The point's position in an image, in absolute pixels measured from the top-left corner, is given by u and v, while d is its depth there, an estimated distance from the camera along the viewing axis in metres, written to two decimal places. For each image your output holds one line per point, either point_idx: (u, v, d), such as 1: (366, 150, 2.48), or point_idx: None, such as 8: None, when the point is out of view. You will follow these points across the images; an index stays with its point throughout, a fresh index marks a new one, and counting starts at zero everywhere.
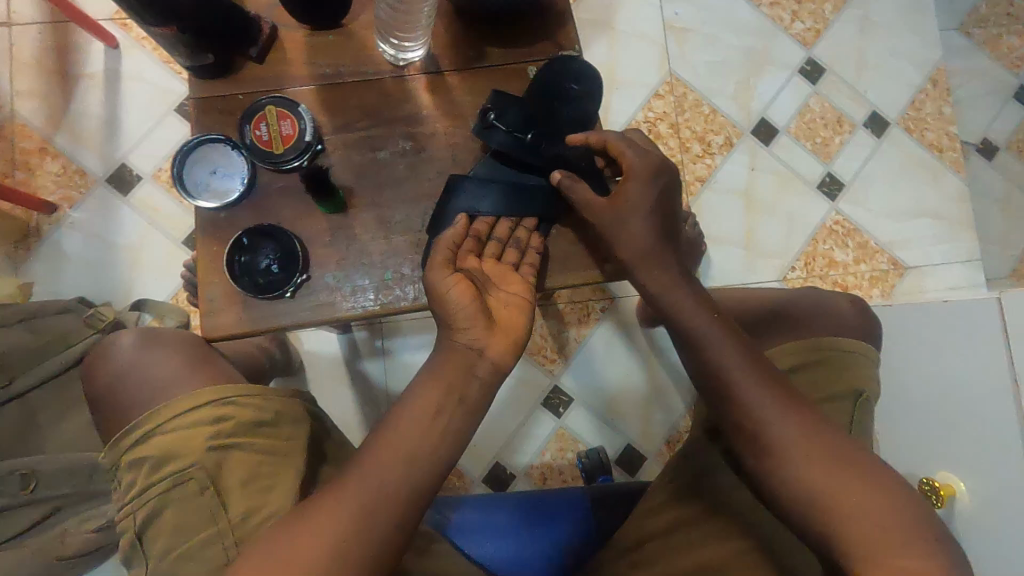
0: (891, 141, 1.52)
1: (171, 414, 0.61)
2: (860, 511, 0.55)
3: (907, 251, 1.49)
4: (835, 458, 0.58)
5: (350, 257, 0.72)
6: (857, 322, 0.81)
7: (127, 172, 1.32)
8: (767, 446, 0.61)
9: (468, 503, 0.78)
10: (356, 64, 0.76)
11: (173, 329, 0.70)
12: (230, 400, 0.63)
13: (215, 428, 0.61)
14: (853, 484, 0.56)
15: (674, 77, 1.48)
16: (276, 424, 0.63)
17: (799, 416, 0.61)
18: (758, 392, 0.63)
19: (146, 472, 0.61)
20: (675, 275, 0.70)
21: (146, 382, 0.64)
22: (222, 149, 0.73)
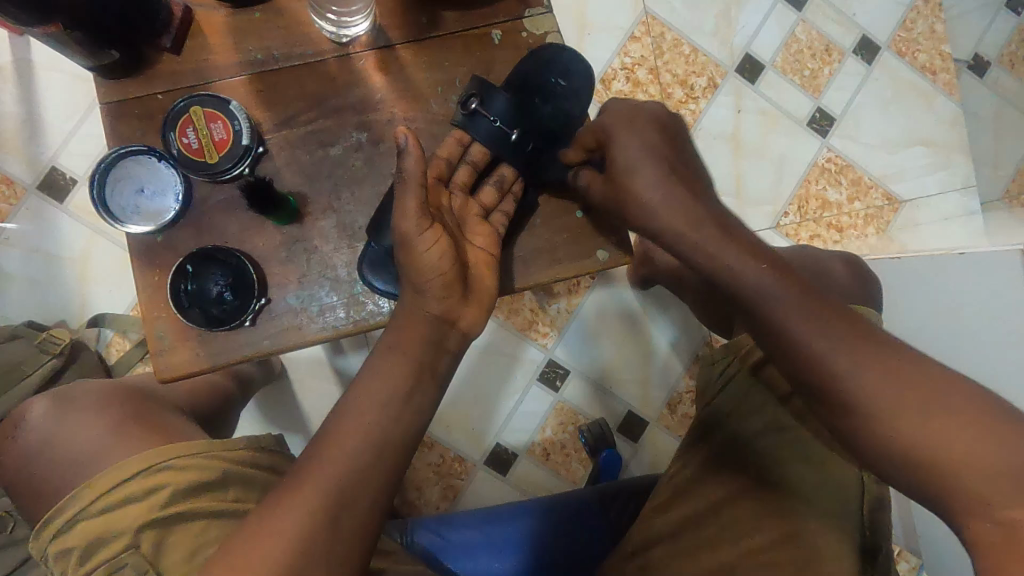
0: (882, 66, 1.43)
1: (93, 491, 0.53)
2: (982, 479, 0.42)
3: (900, 183, 1.42)
4: (935, 397, 0.45)
5: (311, 272, 0.64)
6: (854, 285, 0.75)
7: (59, 176, 1.19)
8: (846, 406, 0.48)
9: (458, 520, 0.72)
10: (290, 45, 0.65)
11: (89, 387, 0.63)
12: (161, 466, 0.54)
13: (146, 501, 0.52)
14: (971, 437, 0.43)
15: (650, 15, 1.36)
16: (222, 483, 0.54)
17: (879, 358, 0.47)
18: (818, 328, 0.49)
19: (75, 563, 0.52)
20: (717, 232, 0.55)
21: (73, 454, 0.58)
22: (147, 162, 0.63)
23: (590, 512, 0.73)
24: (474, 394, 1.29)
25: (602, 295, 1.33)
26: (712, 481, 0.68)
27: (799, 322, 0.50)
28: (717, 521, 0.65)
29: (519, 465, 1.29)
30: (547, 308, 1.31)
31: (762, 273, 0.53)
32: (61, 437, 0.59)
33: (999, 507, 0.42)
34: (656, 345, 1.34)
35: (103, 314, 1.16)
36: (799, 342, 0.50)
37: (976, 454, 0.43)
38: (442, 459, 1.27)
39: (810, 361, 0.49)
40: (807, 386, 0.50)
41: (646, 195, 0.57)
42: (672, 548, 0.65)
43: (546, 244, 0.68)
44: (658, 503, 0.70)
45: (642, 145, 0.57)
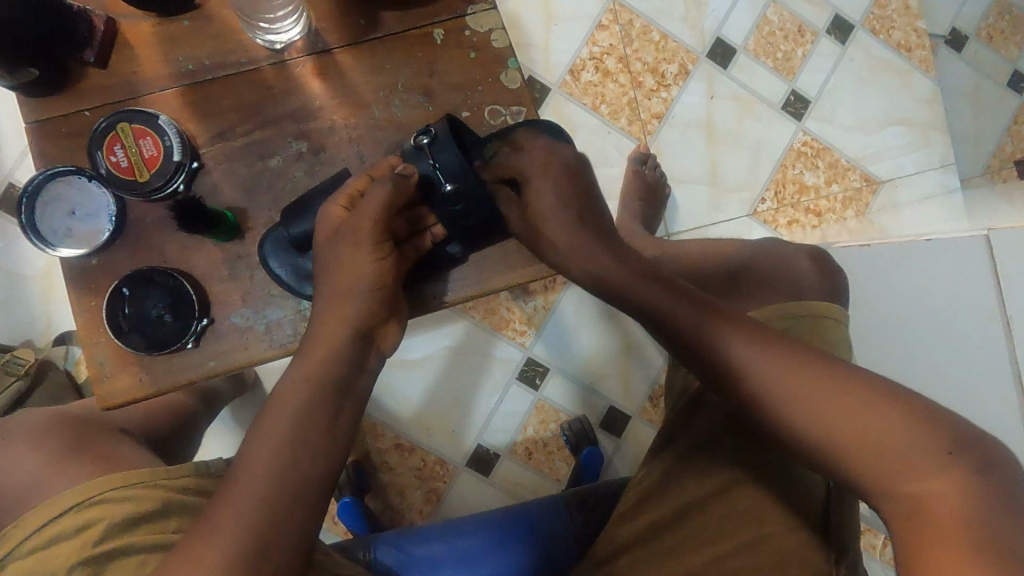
0: (856, 45, 1.41)
1: (23, 532, 0.51)
2: (877, 454, 0.43)
3: (878, 164, 1.40)
4: (825, 380, 0.46)
5: (256, 289, 0.62)
6: (820, 279, 0.73)
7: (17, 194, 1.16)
8: (753, 399, 0.48)
9: (422, 535, 0.70)
10: (223, 53, 0.62)
11: (31, 419, 0.62)
12: (95, 500, 0.52)
13: (77, 540, 0.50)
14: (855, 420, 0.44)
15: (617, 2, 1.33)
16: (156, 517, 0.53)
17: (775, 349, 0.48)
18: (720, 322, 0.50)
19: None
20: (591, 244, 0.57)
21: (13, 492, 0.56)
22: (76, 182, 0.60)
23: (551, 519, 0.72)
24: (446, 393, 1.27)
25: (578, 292, 1.31)
26: (680, 485, 0.66)
27: (696, 324, 0.51)
28: (686, 527, 0.63)
29: (501, 466, 1.28)
30: (524, 305, 1.29)
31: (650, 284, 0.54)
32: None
33: (904, 481, 0.43)
34: (636, 340, 1.32)
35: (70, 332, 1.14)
36: (704, 347, 0.50)
37: (873, 428, 0.44)
38: (423, 462, 1.26)
39: (712, 364, 0.50)
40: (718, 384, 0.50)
41: (535, 210, 0.58)
42: (642, 554, 0.63)
43: (500, 249, 0.66)
44: (619, 511, 0.68)
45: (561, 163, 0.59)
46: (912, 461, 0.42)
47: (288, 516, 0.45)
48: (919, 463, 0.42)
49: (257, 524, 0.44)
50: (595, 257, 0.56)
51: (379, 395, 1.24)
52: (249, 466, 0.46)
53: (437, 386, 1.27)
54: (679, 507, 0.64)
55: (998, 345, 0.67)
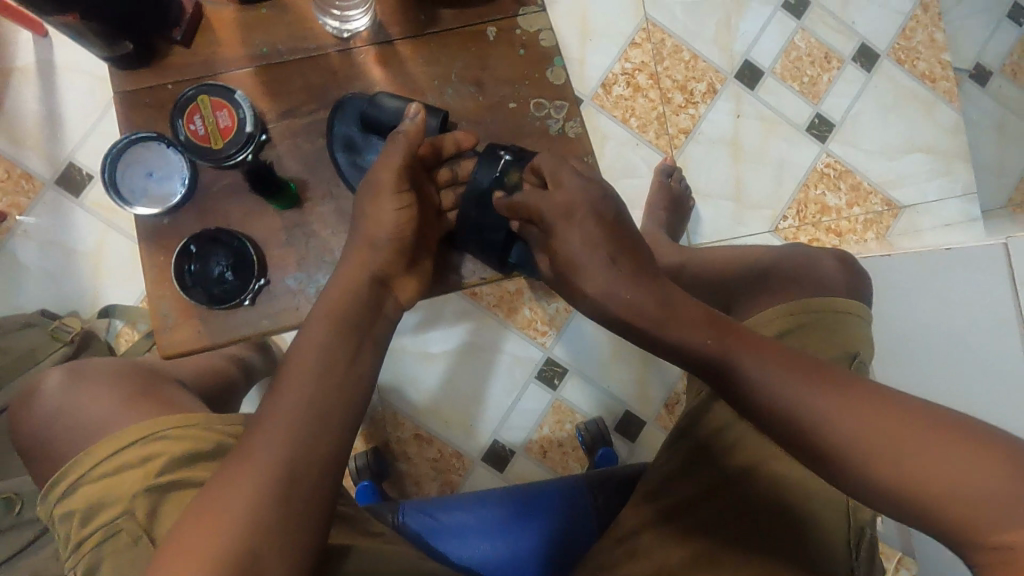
0: (881, 74, 1.45)
1: (92, 459, 0.56)
2: (970, 501, 0.39)
3: (901, 190, 1.43)
4: (899, 426, 0.42)
5: (310, 255, 0.67)
6: (845, 279, 0.76)
7: (76, 173, 1.23)
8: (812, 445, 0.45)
9: (450, 503, 0.73)
10: (295, 40, 0.68)
11: (99, 360, 0.66)
12: (159, 434, 0.56)
13: (141, 470, 0.55)
14: (938, 458, 0.40)
15: (650, 22, 1.39)
16: (213, 455, 0.56)
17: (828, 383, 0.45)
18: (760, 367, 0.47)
19: (78, 524, 0.55)
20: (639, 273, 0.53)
21: (79, 425, 0.59)
22: (155, 148, 0.66)
23: (576, 497, 0.74)
24: (461, 388, 1.31)
25: None
26: (699, 470, 0.68)
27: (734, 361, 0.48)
28: (705, 509, 0.66)
29: (516, 462, 1.30)
30: (547, 306, 1.33)
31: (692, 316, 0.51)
32: (65, 407, 0.61)
33: (986, 528, 0.38)
34: None
35: (112, 306, 1.19)
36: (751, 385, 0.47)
37: (943, 460, 0.40)
38: (441, 453, 1.29)
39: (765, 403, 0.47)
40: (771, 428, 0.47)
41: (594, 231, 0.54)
42: (662, 534, 0.66)
43: None
44: (642, 492, 0.71)
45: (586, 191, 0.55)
46: (1000, 507, 0.38)
47: (321, 456, 0.49)
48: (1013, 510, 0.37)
49: (298, 456, 0.48)
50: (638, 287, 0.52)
51: (398, 383, 1.29)
52: (297, 404, 0.50)
53: (451, 380, 1.31)
54: (700, 488, 0.67)
55: (1016, 352, 0.69)
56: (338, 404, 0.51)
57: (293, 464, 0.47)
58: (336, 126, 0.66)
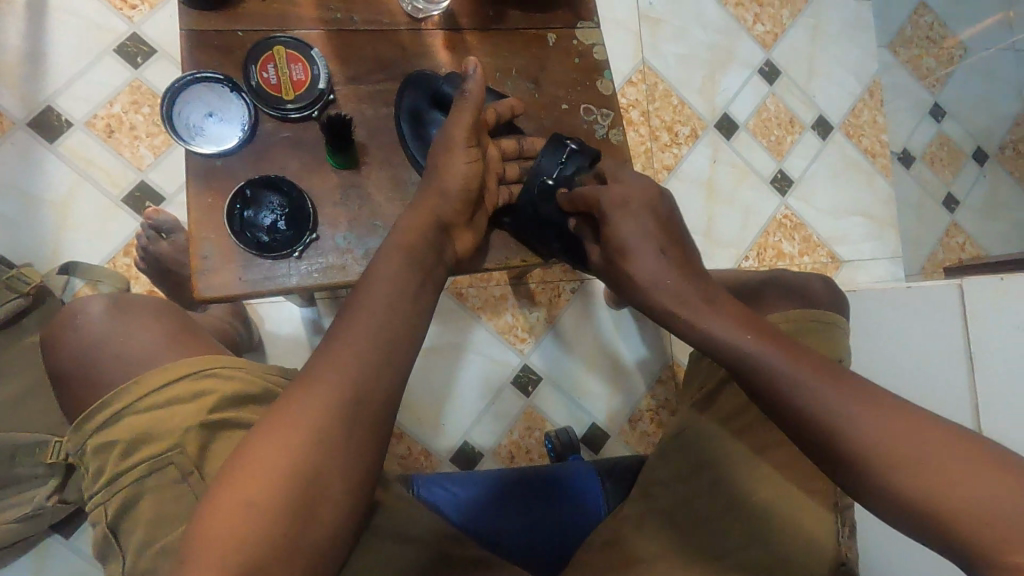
0: (833, 144, 1.65)
1: (140, 390, 0.57)
2: (978, 521, 0.43)
3: (842, 246, 1.62)
4: (924, 445, 0.46)
5: (362, 217, 0.67)
6: (827, 296, 0.86)
7: (54, 117, 1.15)
8: (845, 458, 0.48)
9: (465, 478, 0.77)
10: (370, 11, 0.71)
11: (143, 298, 0.68)
12: (209, 372, 0.59)
13: (191, 405, 0.57)
14: (959, 480, 0.44)
15: (646, 65, 1.51)
16: (261, 399, 0.60)
17: (869, 406, 0.49)
18: (811, 382, 0.51)
19: (116, 457, 0.56)
20: (698, 305, 0.58)
21: (124, 356, 0.62)
22: (219, 91, 0.65)
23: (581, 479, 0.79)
24: (432, 385, 1.31)
25: (578, 310, 1.40)
26: (704, 456, 0.73)
27: (786, 376, 0.52)
28: (699, 483, 0.72)
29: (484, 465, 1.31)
30: (529, 314, 1.37)
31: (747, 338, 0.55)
32: (111, 336, 0.63)
33: (1002, 550, 0.41)
34: (625, 362, 1.42)
35: (77, 263, 1.11)
36: (796, 399, 0.51)
37: (956, 470, 0.44)
38: (410, 451, 1.27)
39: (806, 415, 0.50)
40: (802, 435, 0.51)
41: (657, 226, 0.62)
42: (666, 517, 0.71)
43: None
44: (649, 480, 0.75)
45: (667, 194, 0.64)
46: (1008, 527, 0.42)
47: (380, 397, 0.51)
48: (1023, 534, 0.41)
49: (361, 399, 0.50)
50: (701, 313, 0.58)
51: None
52: (360, 339, 0.52)
53: (425, 376, 1.30)
54: (695, 466, 0.73)
55: (962, 388, 0.81)
56: (393, 341, 0.53)
57: (354, 406, 0.50)
58: (405, 95, 0.69)
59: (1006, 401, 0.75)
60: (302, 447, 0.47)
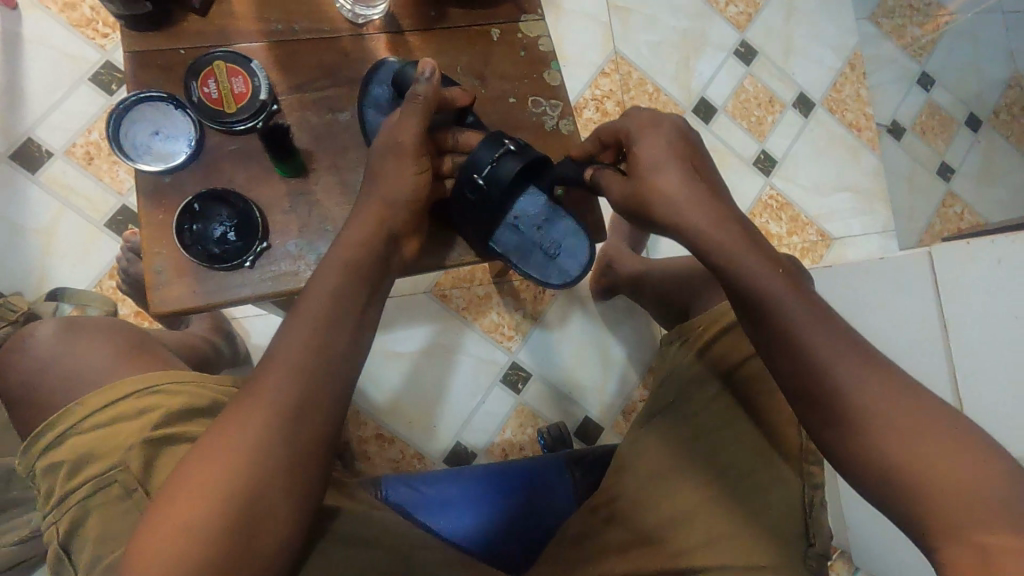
0: (816, 120, 1.63)
1: (86, 410, 0.59)
2: (961, 500, 0.44)
3: (831, 223, 1.59)
4: (929, 429, 0.46)
5: (312, 223, 0.68)
6: None
7: (34, 148, 1.18)
8: (840, 414, 0.49)
9: (434, 477, 0.78)
10: (310, 20, 0.71)
11: (96, 317, 0.71)
12: (155, 389, 0.61)
13: (135, 421, 0.58)
14: (947, 462, 0.45)
15: (619, 55, 1.51)
16: (208, 412, 0.61)
17: (876, 372, 0.49)
18: (819, 338, 0.51)
19: (65, 476, 0.58)
20: (745, 244, 0.55)
21: (72, 375, 0.64)
22: (164, 108, 0.67)
23: (548, 473, 0.80)
24: (417, 386, 1.31)
25: (564, 305, 1.40)
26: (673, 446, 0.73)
27: (798, 326, 0.51)
28: (670, 470, 0.71)
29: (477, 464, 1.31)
30: (514, 312, 1.38)
31: (771, 279, 0.54)
32: (59, 356, 0.65)
33: (973, 529, 0.43)
34: (614, 354, 1.41)
35: (63, 289, 1.13)
36: (812, 347, 0.50)
37: (944, 448, 0.45)
38: (402, 454, 1.28)
39: (816, 365, 0.50)
40: (799, 391, 0.51)
41: (659, 185, 0.59)
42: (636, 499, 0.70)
43: None
44: (620, 462, 0.76)
45: (665, 149, 0.61)
46: (985, 513, 0.43)
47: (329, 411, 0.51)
48: (997, 520, 0.42)
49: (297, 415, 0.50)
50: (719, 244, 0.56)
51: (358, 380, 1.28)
52: (303, 347, 0.52)
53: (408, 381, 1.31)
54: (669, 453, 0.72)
55: (939, 358, 0.80)
56: (346, 355, 0.53)
57: (297, 415, 0.50)
58: (371, 88, 0.70)
59: (989, 374, 0.74)
60: (238, 456, 0.47)
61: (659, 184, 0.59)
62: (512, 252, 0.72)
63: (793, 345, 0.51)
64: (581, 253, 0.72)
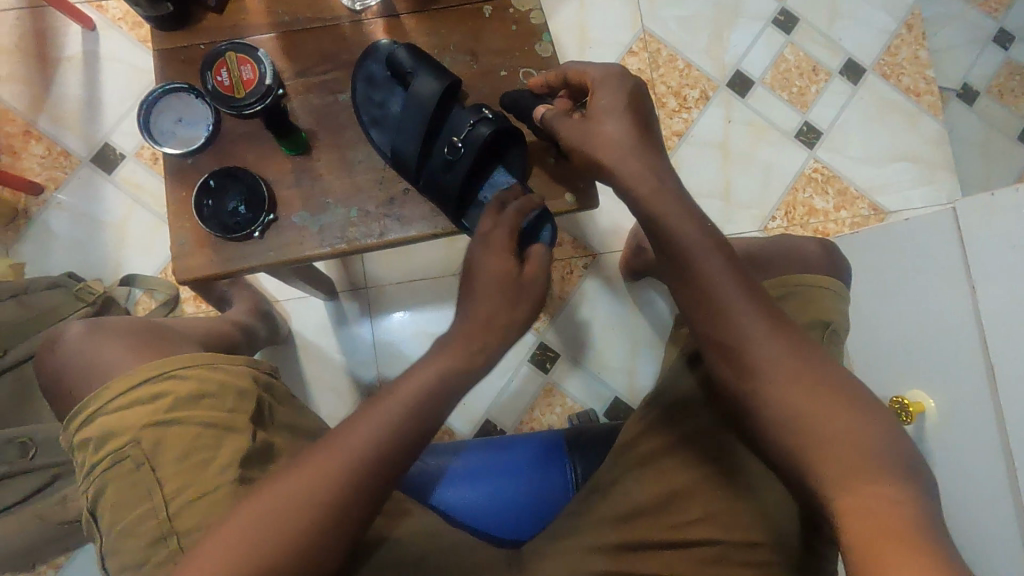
0: (867, 87, 1.53)
1: (105, 396, 0.67)
2: (850, 458, 0.52)
3: (886, 195, 1.49)
4: (832, 397, 0.54)
5: (314, 196, 0.74)
6: (823, 261, 0.86)
7: (109, 151, 1.34)
8: (754, 371, 0.57)
9: (443, 449, 0.84)
10: (313, 10, 0.77)
11: (118, 319, 0.77)
12: (164, 376, 0.68)
13: (146, 407, 0.66)
14: (842, 423, 0.53)
15: (647, 33, 1.49)
16: (212, 396, 0.68)
17: (787, 338, 0.57)
18: (745, 308, 0.58)
19: (91, 451, 0.66)
20: (693, 228, 0.62)
21: (98, 365, 0.71)
22: (186, 98, 0.75)
23: (540, 456, 0.83)
24: None
25: (594, 286, 1.40)
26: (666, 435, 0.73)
27: (727, 296, 0.59)
28: (671, 459, 0.71)
29: None
30: None
31: (708, 251, 0.61)
32: (86, 350, 0.73)
33: (860, 487, 0.50)
34: (645, 336, 1.39)
35: (133, 275, 1.28)
36: (734, 314, 0.58)
37: (838, 413, 0.53)
38: None
39: (738, 331, 0.58)
40: (722, 352, 0.59)
41: (613, 136, 0.66)
42: (636, 480, 0.71)
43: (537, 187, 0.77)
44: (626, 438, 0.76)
45: (618, 102, 0.68)
46: (867, 472, 0.51)
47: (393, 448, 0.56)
48: (874, 476, 0.51)
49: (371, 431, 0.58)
50: (673, 224, 0.63)
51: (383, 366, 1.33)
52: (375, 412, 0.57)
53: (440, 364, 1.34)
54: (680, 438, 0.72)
55: (968, 317, 0.75)
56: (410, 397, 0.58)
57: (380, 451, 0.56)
58: (367, 62, 0.75)
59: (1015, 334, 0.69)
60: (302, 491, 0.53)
61: (605, 134, 0.66)
62: (478, 228, 0.73)
63: (722, 312, 0.59)
64: (543, 227, 0.73)
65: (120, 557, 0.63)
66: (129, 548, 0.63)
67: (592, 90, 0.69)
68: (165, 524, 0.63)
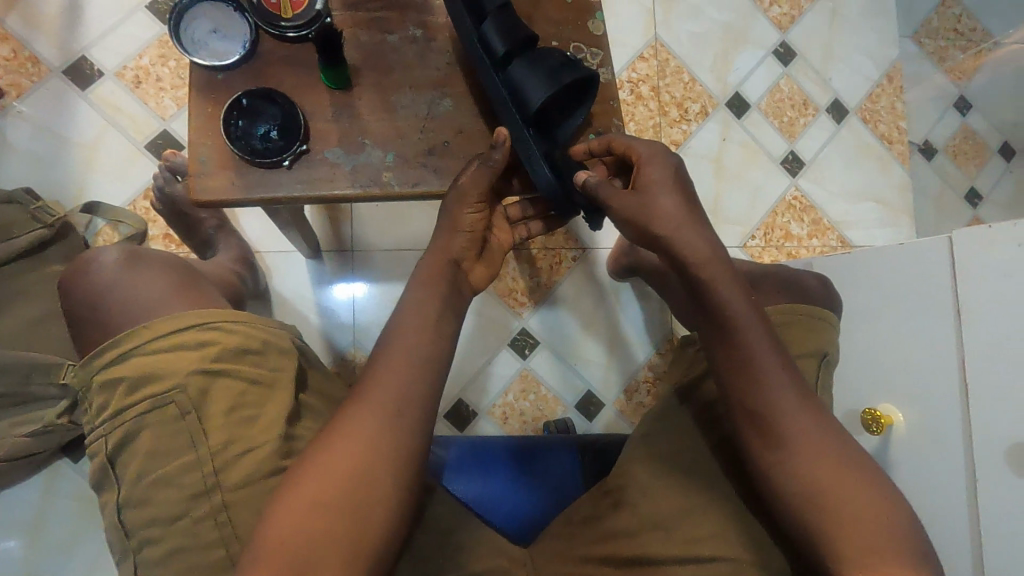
0: (848, 128, 1.63)
1: (150, 334, 0.61)
2: (863, 533, 0.57)
3: (854, 231, 1.59)
4: (847, 473, 0.60)
5: (351, 134, 0.71)
6: (822, 293, 0.89)
7: (86, 65, 1.23)
8: (778, 437, 0.62)
9: (459, 441, 0.81)
10: None
11: (152, 250, 0.69)
12: (213, 324, 0.63)
13: (194, 353, 0.61)
14: (857, 498, 0.58)
15: (658, 41, 1.53)
16: (260, 354, 0.64)
17: (811, 409, 0.62)
18: (778, 377, 0.62)
19: (123, 393, 0.60)
20: (735, 288, 0.64)
21: (130, 299, 0.64)
22: (223, 9, 0.71)
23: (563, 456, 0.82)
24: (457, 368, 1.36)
25: (579, 279, 1.42)
26: (664, 457, 0.73)
27: (762, 363, 0.62)
28: (666, 481, 0.71)
29: (476, 423, 1.33)
30: (529, 279, 1.39)
31: (746, 312, 0.64)
32: (117, 282, 0.65)
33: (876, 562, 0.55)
34: (623, 334, 1.42)
35: (98, 202, 1.18)
36: (763, 381, 0.62)
37: (850, 486, 0.59)
38: None
39: (765, 397, 0.62)
40: (751, 415, 0.63)
41: (664, 205, 0.65)
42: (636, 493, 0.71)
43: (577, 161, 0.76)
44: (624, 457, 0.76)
45: (667, 173, 0.67)
46: (881, 549, 0.56)
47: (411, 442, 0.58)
48: (888, 552, 0.56)
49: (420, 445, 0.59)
50: (717, 283, 0.64)
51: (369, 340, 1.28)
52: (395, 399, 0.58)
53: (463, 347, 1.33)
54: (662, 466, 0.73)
55: (949, 337, 0.82)
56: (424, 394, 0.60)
57: (392, 431, 0.57)
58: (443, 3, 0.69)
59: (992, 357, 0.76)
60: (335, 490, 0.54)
61: (659, 203, 0.65)
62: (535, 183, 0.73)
63: (756, 379, 0.62)
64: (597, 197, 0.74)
65: (148, 508, 0.60)
66: (162, 500, 0.59)
67: (639, 166, 0.68)
68: (207, 482, 0.59)
